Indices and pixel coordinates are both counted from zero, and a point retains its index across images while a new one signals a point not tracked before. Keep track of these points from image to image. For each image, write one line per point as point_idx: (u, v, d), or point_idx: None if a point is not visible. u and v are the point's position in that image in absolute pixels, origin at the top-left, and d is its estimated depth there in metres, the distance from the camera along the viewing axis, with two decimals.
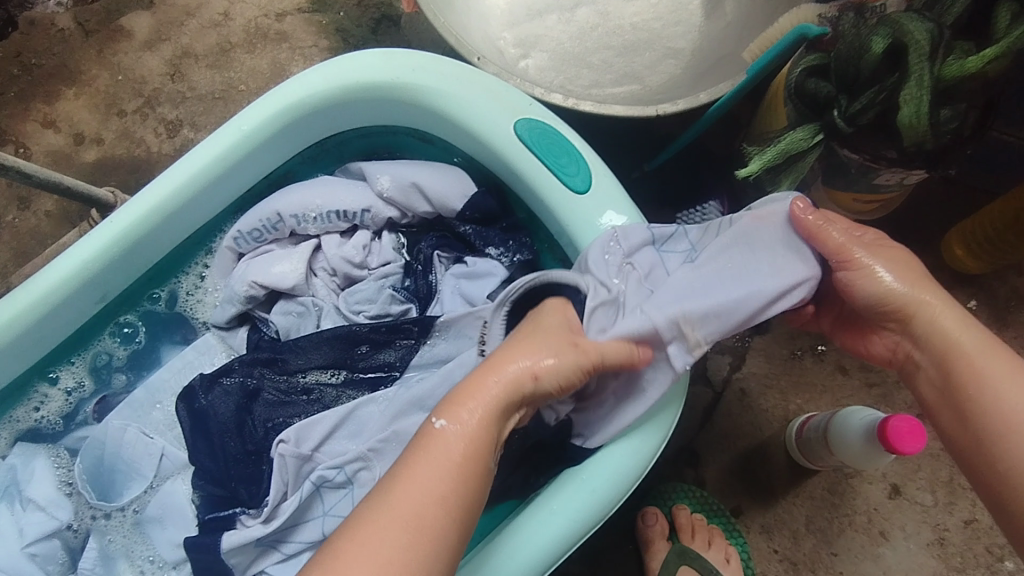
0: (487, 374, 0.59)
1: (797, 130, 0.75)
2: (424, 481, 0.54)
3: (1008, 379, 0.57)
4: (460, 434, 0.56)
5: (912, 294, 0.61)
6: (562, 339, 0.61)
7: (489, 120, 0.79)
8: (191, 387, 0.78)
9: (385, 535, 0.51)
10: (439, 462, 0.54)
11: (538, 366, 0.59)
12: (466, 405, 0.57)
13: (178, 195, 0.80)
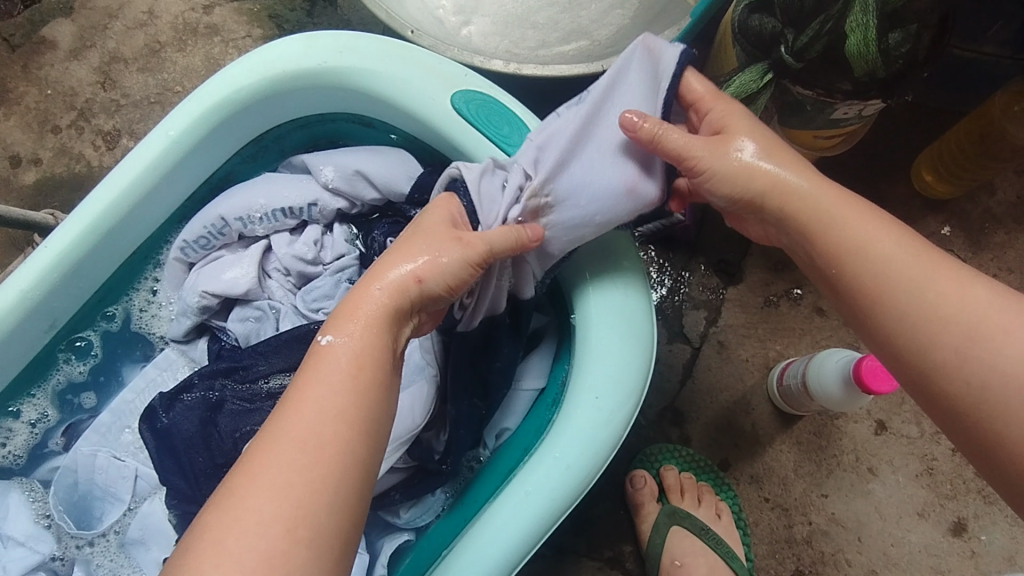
0: (370, 281, 0.57)
1: (745, 73, 0.71)
2: (311, 398, 0.51)
3: (870, 235, 0.57)
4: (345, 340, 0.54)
5: (767, 174, 0.59)
6: (445, 237, 0.58)
7: (425, 96, 0.76)
8: (152, 406, 0.77)
9: (274, 459, 0.49)
10: (325, 378, 0.52)
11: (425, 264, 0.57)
12: (351, 314, 0.55)
13: (112, 212, 0.77)
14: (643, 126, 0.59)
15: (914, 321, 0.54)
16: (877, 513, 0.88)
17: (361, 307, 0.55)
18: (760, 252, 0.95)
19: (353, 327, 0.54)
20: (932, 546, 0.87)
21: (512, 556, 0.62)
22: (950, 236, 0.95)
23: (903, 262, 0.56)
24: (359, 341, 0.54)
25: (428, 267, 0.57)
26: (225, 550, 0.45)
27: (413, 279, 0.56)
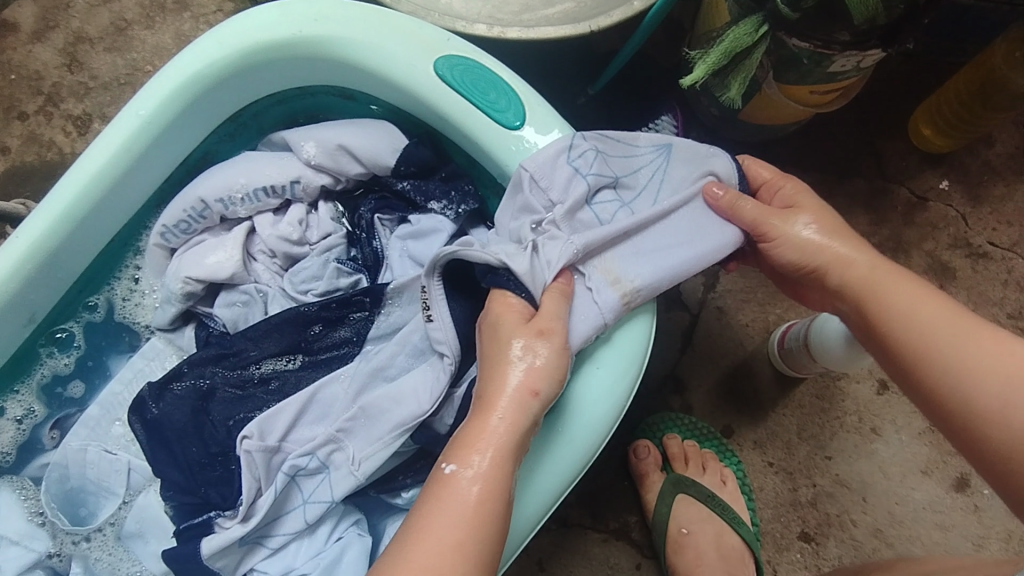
0: (479, 421, 0.55)
1: (738, 25, 0.69)
2: (447, 503, 0.52)
3: (910, 299, 0.59)
4: (465, 450, 0.55)
5: (825, 253, 0.63)
6: (547, 380, 0.57)
7: (406, 63, 0.72)
8: (141, 397, 0.74)
9: (415, 557, 0.50)
10: (456, 500, 0.53)
11: (529, 384, 0.56)
12: (470, 449, 0.54)
13: (85, 197, 0.73)
14: (721, 196, 0.65)
15: (954, 388, 0.55)
16: (881, 472, 0.88)
17: (472, 456, 0.54)
18: None
19: (480, 458, 0.54)
20: (936, 502, 0.87)
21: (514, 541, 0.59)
22: (949, 190, 0.93)
23: (899, 286, 0.60)
24: (487, 476, 0.54)
25: (541, 377, 0.57)
26: None
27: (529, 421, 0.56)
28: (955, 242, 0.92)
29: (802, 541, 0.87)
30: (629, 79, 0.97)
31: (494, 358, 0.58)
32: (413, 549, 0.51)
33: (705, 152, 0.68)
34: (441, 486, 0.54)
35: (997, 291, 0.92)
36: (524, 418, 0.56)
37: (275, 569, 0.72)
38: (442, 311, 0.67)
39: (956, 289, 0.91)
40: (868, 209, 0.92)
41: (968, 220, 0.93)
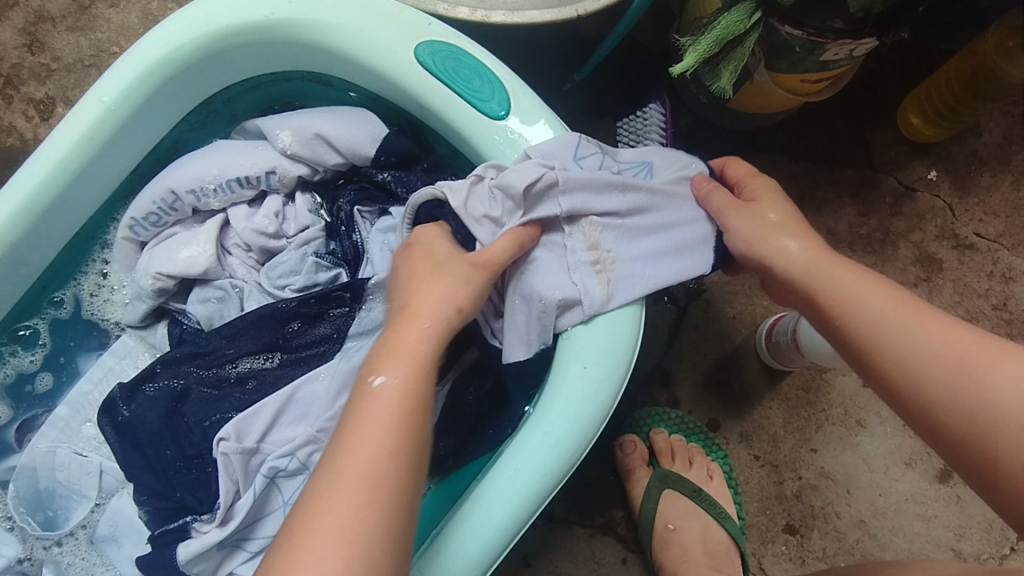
0: (397, 336, 0.57)
1: (730, 12, 0.66)
2: (373, 409, 0.53)
3: (857, 291, 0.58)
4: (402, 360, 0.55)
5: (768, 246, 0.62)
6: (462, 297, 0.59)
7: (385, 49, 0.69)
8: (111, 399, 0.72)
9: (345, 463, 0.50)
10: (380, 407, 0.53)
11: (438, 304, 0.59)
12: (396, 351, 0.56)
13: (45, 189, 0.70)
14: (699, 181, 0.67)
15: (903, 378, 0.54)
16: (865, 464, 0.88)
17: (400, 360, 0.55)
18: None
19: (405, 364, 0.55)
20: (919, 493, 0.88)
21: (495, 547, 0.58)
22: (936, 181, 0.92)
23: (845, 278, 0.59)
24: (416, 385, 0.54)
25: (465, 292, 0.60)
26: None
27: (435, 333, 0.57)
28: (942, 233, 0.91)
29: (786, 533, 0.87)
30: (616, 66, 0.95)
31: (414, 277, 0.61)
32: (344, 446, 0.51)
33: (682, 159, 0.70)
34: (367, 394, 0.54)
35: (982, 283, 0.92)
36: (443, 329, 0.58)
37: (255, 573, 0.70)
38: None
39: (942, 281, 0.91)
40: (856, 201, 0.92)
41: (955, 211, 0.92)
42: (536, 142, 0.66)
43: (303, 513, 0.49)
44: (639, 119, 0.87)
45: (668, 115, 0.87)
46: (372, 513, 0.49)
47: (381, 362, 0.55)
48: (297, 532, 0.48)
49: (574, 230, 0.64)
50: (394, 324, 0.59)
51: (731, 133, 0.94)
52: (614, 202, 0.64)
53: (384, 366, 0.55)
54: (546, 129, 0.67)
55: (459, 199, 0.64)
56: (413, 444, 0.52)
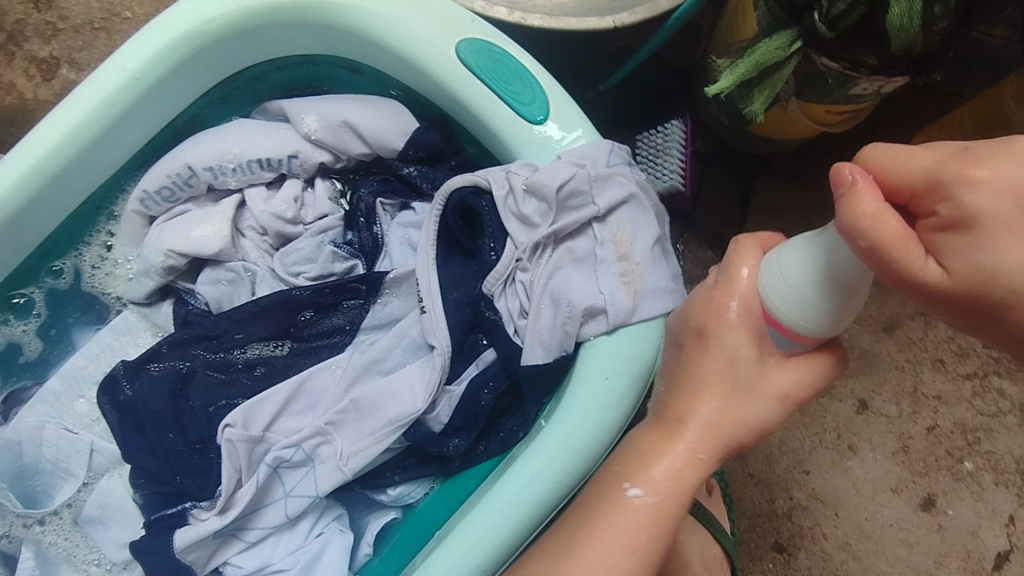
0: (663, 446, 0.54)
1: (772, 39, 0.67)
2: (618, 519, 0.52)
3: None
4: (653, 475, 0.53)
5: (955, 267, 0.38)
6: (762, 397, 0.53)
7: (425, 42, 0.68)
8: (115, 375, 0.70)
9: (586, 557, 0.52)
10: (629, 512, 0.52)
11: (721, 413, 0.53)
12: (654, 461, 0.53)
13: (58, 155, 0.67)
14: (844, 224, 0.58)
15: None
16: (854, 489, 0.90)
17: (654, 474, 0.53)
18: (755, 226, 0.94)
19: (658, 479, 0.53)
20: (902, 520, 0.90)
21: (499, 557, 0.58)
22: None
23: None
24: (663, 496, 0.53)
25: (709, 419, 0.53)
26: None
27: (694, 457, 0.53)
28: None
29: (774, 551, 0.89)
30: (641, 79, 0.96)
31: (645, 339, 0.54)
32: (597, 542, 0.52)
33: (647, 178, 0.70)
34: (611, 500, 0.53)
35: None
36: (710, 458, 0.54)
37: (250, 564, 0.68)
38: (438, 300, 0.66)
39: None
40: None
41: None
42: (570, 149, 0.66)
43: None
44: (660, 134, 0.88)
45: (689, 131, 0.87)
46: None
47: (623, 471, 0.54)
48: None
49: (605, 237, 0.64)
50: (656, 427, 0.55)
51: (747, 156, 0.95)
52: (642, 207, 0.65)
53: (630, 475, 0.54)
54: (582, 137, 0.67)
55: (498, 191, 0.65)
56: (671, 530, 0.53)
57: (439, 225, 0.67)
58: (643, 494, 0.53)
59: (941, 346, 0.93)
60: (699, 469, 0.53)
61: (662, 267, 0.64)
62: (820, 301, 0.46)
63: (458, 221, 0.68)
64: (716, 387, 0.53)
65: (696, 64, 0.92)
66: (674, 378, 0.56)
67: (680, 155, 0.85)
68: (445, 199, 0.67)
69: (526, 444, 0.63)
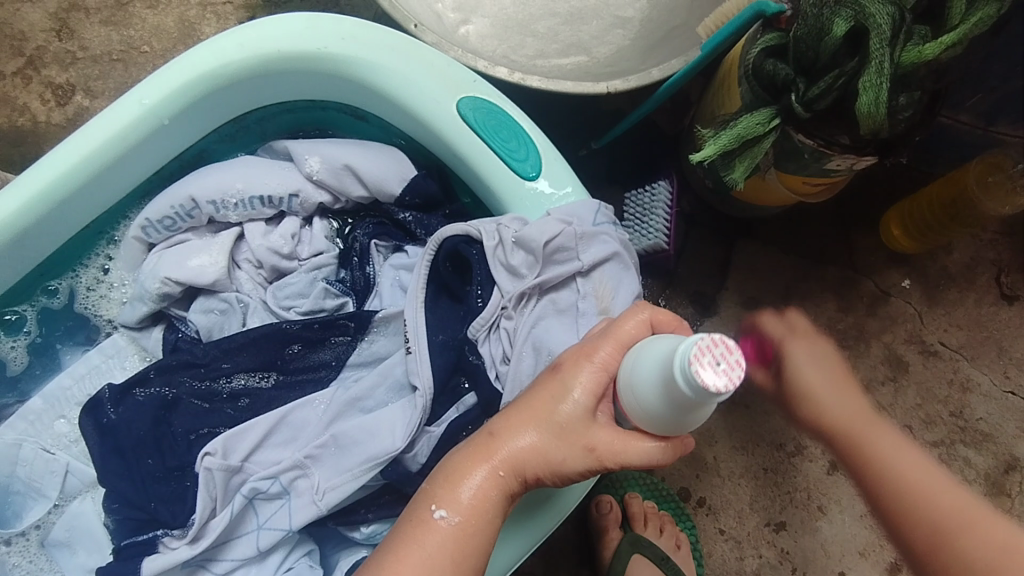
0: (472, 464, 0.52)
1: (752, 114, 0.72)
2: (421, 538, 0.50)
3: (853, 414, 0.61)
4: (457, 494, 0.51)
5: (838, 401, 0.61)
6: (572, 442, 0.51)
7: (429, 98, 0.72)
8: (99, 399, 0.71)
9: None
10: (425, 537, 0.50)
11: (542, 442, 0.52)
12: (463, 479, 0.52)
13: (66, 182, 0.69)
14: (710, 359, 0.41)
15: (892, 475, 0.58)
16: (823, 550, 0.91)
17: (453, 488, 0.52)
18: (734, 285, 0.99)
19: (465, 501, 0.51)
20: None
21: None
22: (909, 289, 0.99)
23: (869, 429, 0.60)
24: (467, 517, 0.51)
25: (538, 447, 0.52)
26: None
27: (495, 476, 0.52)
28: (911, 338, 0.98)
29: None
30: (631, 141, 1.01)
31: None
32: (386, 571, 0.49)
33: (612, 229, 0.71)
34: (415, 519, 0.52)
35: (942, 389, 0.97)
36: (512, 481, 0.53)
37: None
38: (424, 342, 0.68)
39: (907, 383, 0.97)
40: (836, 296, 0.99)
41: (924, 319, 0.99)
42: (560, 205, 0.69)
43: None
44: (648, 193, 0.94)
45: (675, 193, 0.93)
46: None
47: (434, 489, 0.52)
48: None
49: (587, 292, 0.67)
50: (469, 446, 0.53)
51: (728, 219, 1.00)
52: (622, 262, 0.68)
53: (438, 497, 0.52)
54: (571, 195, 0.70)
55: (488, 241, 0.68)
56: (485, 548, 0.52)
57: (430, 271, 0.70)
58: (449, 515, 0.51)
59: (909, 413, 0.96)
60: (498, 490, 0.52)
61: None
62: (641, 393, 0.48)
63: (449, 267, 0.71)
64: (532, 421, 0.52)
65: (684, 131, 0.98)
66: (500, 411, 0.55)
67: (666, 215, 0.91)
68: (436, 247, 0.70)
69: None
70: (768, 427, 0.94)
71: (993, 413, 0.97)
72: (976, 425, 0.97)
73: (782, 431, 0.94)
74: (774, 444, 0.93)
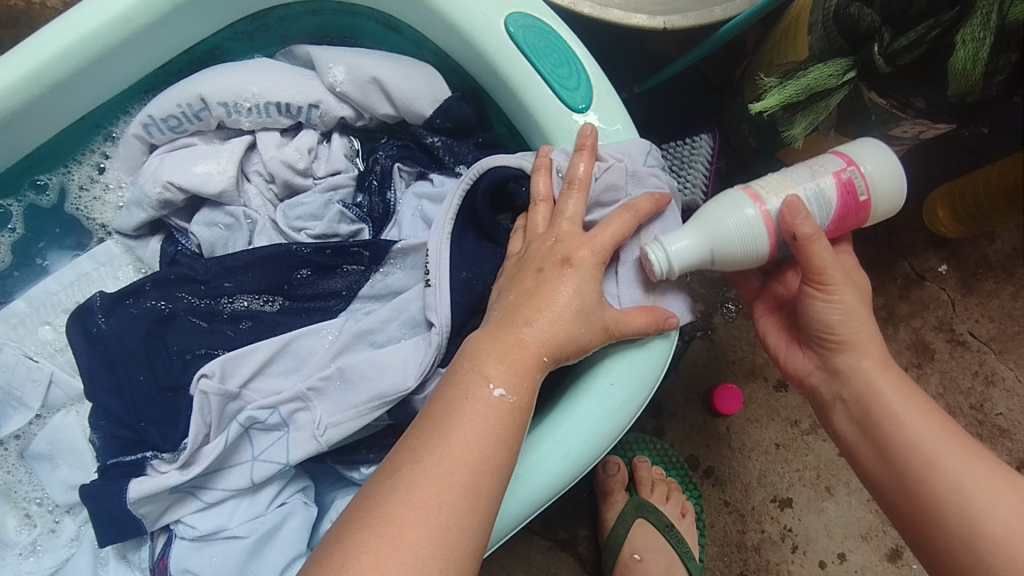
0: (494, 344, 0.51)
1: (825, 64, 0.65)
2: (478, 420, 0.48)
3: (945, 450, 0.54)
4: (513, 372, 0.50)
5: (921, 447, 0.54)
6: (593, 323, 0.54)
7: (474, 9, 0.65)
8: (89, 305, 0.66)
9: (419, 475, 0.45)
10: (476, 416, 0.48)
11: (566, 335, 0.53)
12: (498, 356, 0.50)
13: (61, 64, 0.62)
14: (801, 219, 0.54)
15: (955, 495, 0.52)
16: (826, 531, 0.90)
17: (505, 371, 0.50)
18: None
19: (521, 378, 0.50)
20: (868, 567, 0.89)
21: (525, 510, 0.55)
22: (945, 275, 0.95)
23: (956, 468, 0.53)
24: (523, 397, 0.50)
25: (570, 346, 0.53)
26: (357, 561, 0.42)
27: (539, 361, 0.51)
28: (940, 325, 0.94)
29: None
30: (674, 89, 0.94)
31: (531, 295, 0.54)
32: (429, 455, 0.46)
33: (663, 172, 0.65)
34: (467, 404, 0.48)
35: (965, 381, 0.95)
36: (552, 365, 0.53)
37: (203, 527, 0.63)
38: (445, 276, 0.63)
39: (930, 370, 0.94)
40: (870, 274, 0.94)
41: (956, 307, 0.95)
42: (609, 142, 0.63)
43: (376, 510, 0.44)
44: (687, 146, 0.89)
45: (715, 150, 0.89)
46: (451, 520, 0.44)
47: (485, 369, 0.50)
48: (377, 537, 0.43)
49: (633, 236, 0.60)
50: (492, 333, 0.52)
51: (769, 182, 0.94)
52: (670, 209, 0.62)
53: (493, 376, 0.50)
54: (621, 134, 0.64)
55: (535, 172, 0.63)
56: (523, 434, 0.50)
57: (461, 205, 0.64)
58: (506, 394, 0.49)
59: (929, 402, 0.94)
60: (542, 376, 0.52)
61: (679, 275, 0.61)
62: (736, 242, 0.56)
63: (485, 200, 0.65)
64: (532, 311, 0.53)
65: (733, 82, 0.91)
66: (516, 296, 0.54)
67: (705, 170, 0.86)
68: (478, 175, 0.64)
69: (537, 421, 0.60)
70: (785, 401, 0.91)
71: (1013, 409, 0.95)
72: (995, 419, 0.95)
73: (798, 407, 0.91)
74: (788, 420, 0.91)
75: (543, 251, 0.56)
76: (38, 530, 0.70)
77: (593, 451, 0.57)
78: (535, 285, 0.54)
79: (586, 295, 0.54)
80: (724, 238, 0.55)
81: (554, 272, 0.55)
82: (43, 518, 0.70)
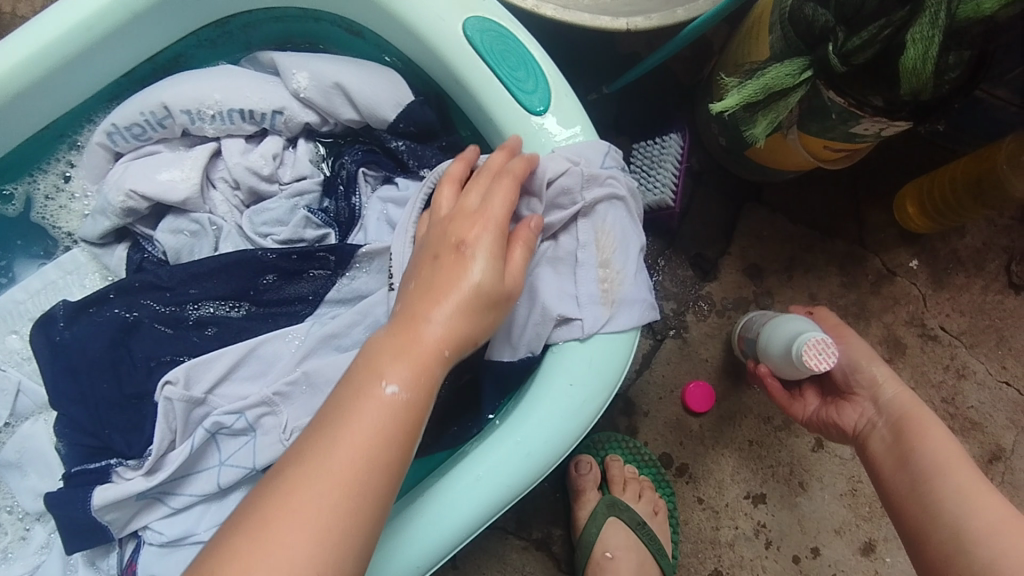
0: (392, 342, 0.50)
1: (783, 64, 0.66)
2: (368, 420, 0.47)
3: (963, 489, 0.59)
4: (407, 369, 0.49)
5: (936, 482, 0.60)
6: (490, 308, 0.52)
7: (433, 14, 0.65)
8: (52, 314, 0.66)
9: (301, 480, 0.45)
10: (365, 416, 0.47)
11: (458, 326, 0.51)
12: (395, 353, 0.50)
13: (18, 75, 0.62)
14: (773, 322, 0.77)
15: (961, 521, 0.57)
16: (799, 526, 0.90)
17: (401, 365, 0.49)
18: (736, 251, 0.94)
19: (413, 370, 0.49)
20: (841, 561, 0.90)
21: (488, 505, 0.56)
22: (916, 270, 0.96)
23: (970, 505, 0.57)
24: (412, 392, 0.49)
25: (463, 329, 0.51)
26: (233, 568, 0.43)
27: (439, 355, 0.50)
28: (911, 320, 0.95)
29: None
30: (645, 88, 0.95)
31: (432, 285, 0.52)
32: (314, 461, 0.46)
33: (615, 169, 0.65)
34: (358, 403, 0.48)
35: (937, 374, 0.95)
36: (452, 360, 0.52)
37: (170, 532, 0.64)
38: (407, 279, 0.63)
39: (902, 365, 0.95)
40: (841, 269, 0.95)
41: (926, 302, 0.96)
42: (567, 144, 0.64)
43: (256, 515, 0.44)
44: (658, 145, 0.89)
45: (686, 147, 0.89)
46: (333, 524, 0.44)
47: (379, 368, 0.49)
48: (250, 543, 0.43)
49: (589, 239, 0.61)
50: (392, 332, 0.51)
51: (738, 180, 0.95)
52: (617, 192, 0.62)
53: (386, 372, 0.49)
54: (579, 136, 0.64)
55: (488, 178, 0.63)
56: (417, 432, 0.49)
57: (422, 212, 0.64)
58: (400, 391, 0.49)
59: None
60: (441, 371, 0.50)
61: (629, 249, 0.62)
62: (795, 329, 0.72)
63: None
64: (431, 302, 0.51)
65: (702, 81, 0.92)
66: (417, 285, 0.53)
67: (674, 169, 0.87)
68: (440, 178, 0.64)
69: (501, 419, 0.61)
70: (757, 398, 0.91)
71: (985, 402, 0.96)
72: (966, 412, 0.95)
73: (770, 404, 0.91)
74: (761, 417, 0.91)
75: (497, 214, 0.55)
76: (9, 538, 0.70)
77: (547, 459, 0.57)
78: (433, 273, 0.53)
79: (490, 279, 0.52)
80: (794, 332, 0.71)
81: (452, 259, 0.53)
82: (13, 526, 0.70)
